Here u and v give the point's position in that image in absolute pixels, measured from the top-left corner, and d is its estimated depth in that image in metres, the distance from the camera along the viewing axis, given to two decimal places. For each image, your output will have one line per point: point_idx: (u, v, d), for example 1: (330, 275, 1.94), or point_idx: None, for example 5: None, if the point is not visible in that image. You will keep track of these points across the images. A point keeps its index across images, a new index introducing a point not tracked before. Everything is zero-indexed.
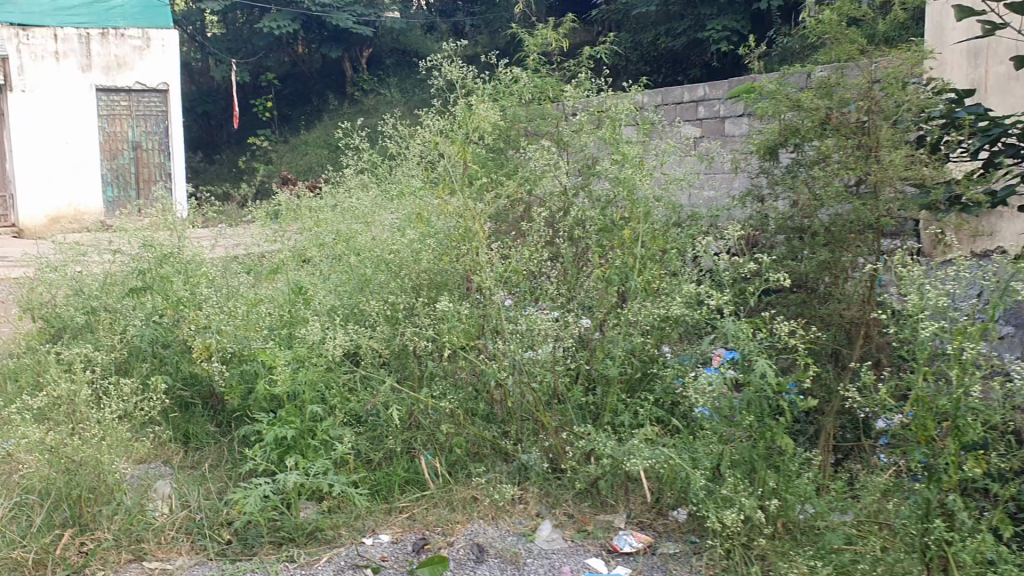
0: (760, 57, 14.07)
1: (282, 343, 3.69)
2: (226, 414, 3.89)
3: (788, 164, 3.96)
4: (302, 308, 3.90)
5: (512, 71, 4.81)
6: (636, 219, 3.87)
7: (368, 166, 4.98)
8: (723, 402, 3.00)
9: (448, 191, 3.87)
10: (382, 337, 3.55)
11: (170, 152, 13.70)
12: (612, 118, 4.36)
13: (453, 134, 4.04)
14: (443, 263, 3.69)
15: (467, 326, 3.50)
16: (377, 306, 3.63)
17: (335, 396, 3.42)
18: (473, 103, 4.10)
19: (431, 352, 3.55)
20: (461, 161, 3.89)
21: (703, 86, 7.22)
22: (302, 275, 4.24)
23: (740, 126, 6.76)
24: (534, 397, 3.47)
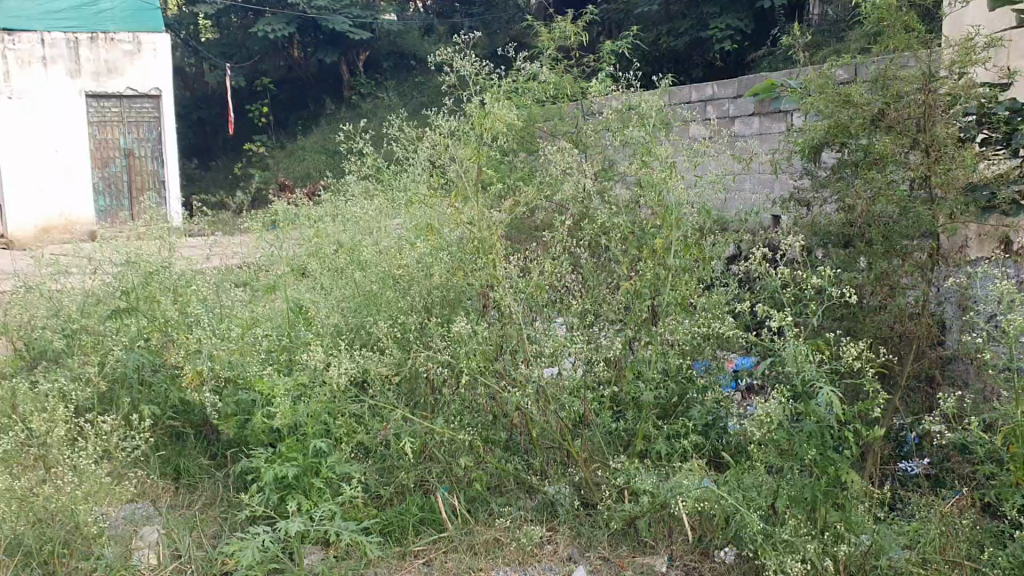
0: (764, 56, 13.74)
1: (281, 368, 3.36)
2: (222, 445, 3.56)
3: (833, 165, 3.63)
4: (303, 329, 3.57)
5: (526, 68, 4.48)
6: (667, 227, 3.55)
7: (373, 172, 4.65)
8: (779, 434, 2.65)
9: (461, 198, 3.53)
10: (392, 361, 3.21)
11: (164, 159, 13.33)
12: (637, 118, 4.03)
13: (465, 136, 3.71)
14: (458, 279, 3.36)
15: (486, 349, 3.17)
16: (386, 327, 3.29)
17: (341, 429, 3.08)
18: (486, 102, 3.76)
19: (446, 378, 3.21)
20: (475, 165, 3.56)
21: (711, 85, 6.93)
22: (302, 291, 3.91)
23: (753, 128, 6.47)
24: (562, 426, 3.13)
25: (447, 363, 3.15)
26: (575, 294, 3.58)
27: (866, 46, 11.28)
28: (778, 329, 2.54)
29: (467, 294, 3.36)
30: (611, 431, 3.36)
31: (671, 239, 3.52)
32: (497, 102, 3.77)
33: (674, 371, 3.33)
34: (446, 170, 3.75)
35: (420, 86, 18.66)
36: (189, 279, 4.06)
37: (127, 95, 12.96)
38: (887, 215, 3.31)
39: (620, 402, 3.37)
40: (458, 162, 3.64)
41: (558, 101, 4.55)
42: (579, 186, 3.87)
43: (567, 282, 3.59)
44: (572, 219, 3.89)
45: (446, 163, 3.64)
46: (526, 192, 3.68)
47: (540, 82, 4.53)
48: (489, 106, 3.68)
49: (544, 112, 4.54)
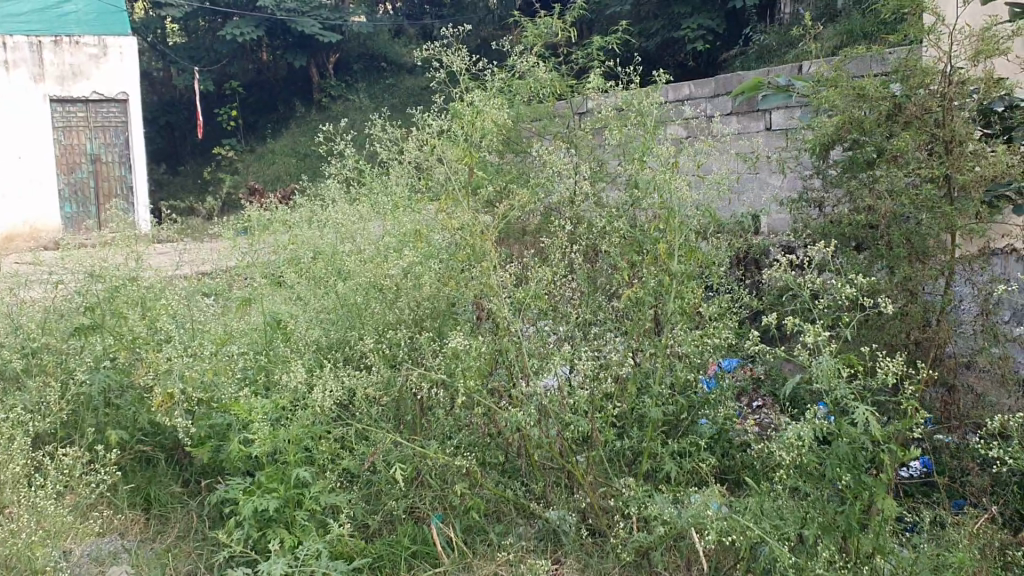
0: (740, 56, 13.57)
1: (259, 389, 3.12)
2: (196, 471, 3.32)
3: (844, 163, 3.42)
4: (282, 345, 3.33)
5: (514, 65, 4.24)
6: (671, 231, 3.32)
7: (353, 175, 4.41)
8: (807, 457, 2.44)
9: (450, 202, 3.30)
10: (381, 380, 2.98)
11: (132, 165, 12.98)
12: (634, 115, 3.81)
13: (453, 136, 3.47)
14: (449, 289, 3.12)
15: (481, 365, 2.94)
16: (372, 342, 3.05)
17: (325, 455, 2.84)
18: (475, 99, 3.53)
19: (439, 398, 2.98)
20: (464, 166, 3.32)
21: (690, 85, 6.78)
22: (280, 302, 3.67)
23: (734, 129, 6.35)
24: (565, 449, 2.91)
25: (441, 381, 2.91)
26: (573, 303, 3.36)
27: (841, 46, 11.16)
28: (809, 344, 2.32)
29: (461, 305, 3.13)
30: (615, 450, 3.14)
31: (676, 243, 3.30)
32: (487, 98, 3.53)
33: (683, 387, 3.11)
34: (434, 172, 3.51)
35: (392, 89, 18.38)
36: (159, 290, 3.81)
37: (92, 100, 12.63)
38: (907, 216, 3.10)
39: (625, 420, 3.15)
40: (447, 164, 3.41)
41: (548, 99, 4.32)
42: (575, 187, 3.64)
43: (565, 290, 3.36)
44: (567, 223, 3.67)
45: (434, 165, 3.40)
46: (520, 194, 3.45)
47: (528, 78, 4.29)
48: (478, 103, 3.44)
49: (533, 110, 4.30)
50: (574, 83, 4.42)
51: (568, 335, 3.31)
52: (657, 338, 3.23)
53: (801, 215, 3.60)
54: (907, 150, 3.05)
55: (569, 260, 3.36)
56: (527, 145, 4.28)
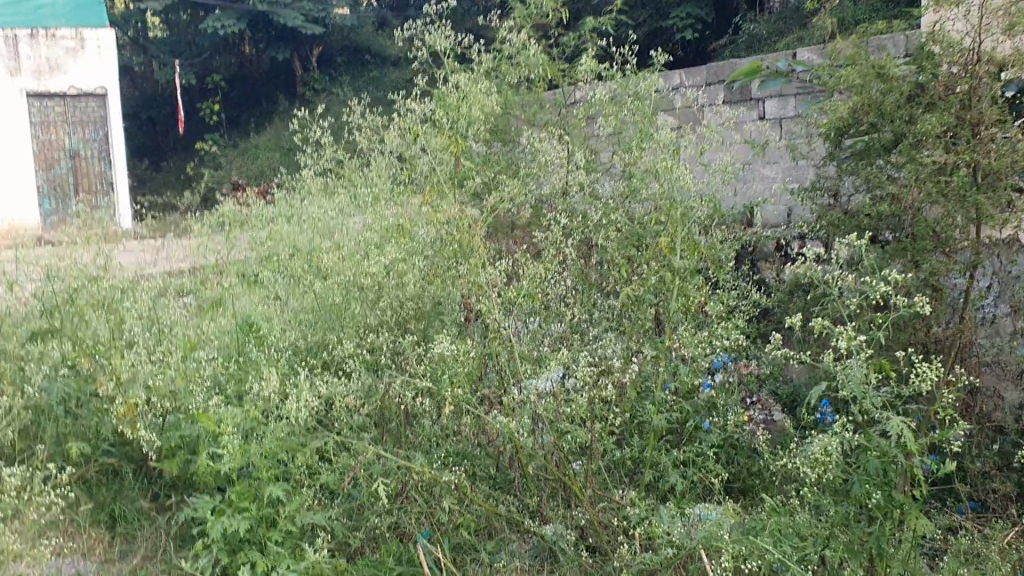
0: (728, 45, 13.36)
1: (231, 398, 2.88)
2: (164, 485, 3.08)
3: (857, 149, 3.20)
4: (256, 349, 3.09)
5: (501, 49, 4.01)
6: (673, 223, 3.10)
7: (333, 166, 4.17)
8: (833, 472, 2.22)
9: (436, 194, 3.07)
10: (362, 387, 2.74)
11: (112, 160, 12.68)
12: (632, 100, 3.59)
13: (439, 122, 3.23)
14: (435, 288, 2.89)
15: (471, 370, 2.71)
16: (353, 347, 2.82)
17: (303, 471, 2.61)
18: (462, 84, 3.29)
19: (426, 406, 2.75)
20: (451, 155, 3.09)
21: (680, 73, 6.56)
22: (254, 302, 3.43)
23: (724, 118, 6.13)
24: (563, 461, 2.69)
25: (429, 387, 2.69)
26: (569, 302, 3.13)
27: (831, 33, 10.96)
28: (837, 344, 2.11)
29: (449, 304, 2.90)
30: (616, 460, 2.91)
31: (679, 236, 3.08)
32: (475, 82, 3.30)
33: (689, 390, 2.90)
34: (419, 162, 3.29)
35: (376, 82, 18.13)
36: (125, 289, 3.57)
37: (71, 94, 12.33)
38: (928, 204, 2.89)
39: (627, 425, 2.93)
40: (432, 152, 3.18)
41: (538, 85, 4.10)
42: (569, 177, 3.42)
43: (561, 287, 3.14)
44: (560, 215, 3.45)
45: (419, 154, 3.17)
46: (511, 184, 3.23)
47: (517, 64, 4.07)
48: (466, 87, 3.21)
49: (522, 97, 4.08)
50: (565, 68, 4.18)
51: (564, 334, 3.09)
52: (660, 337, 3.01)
53: (810, 205, 3.39)
54: (928, 135, 2.84)
55: (565, 255, 3.14)
56: (516, 134, 4.05)
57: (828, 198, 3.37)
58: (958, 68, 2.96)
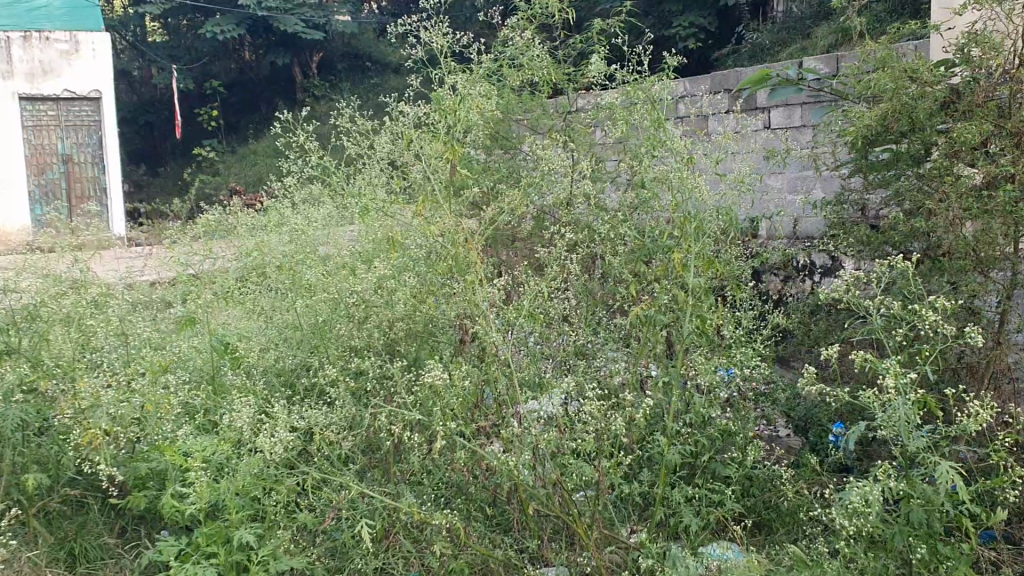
0: (733, 55, 13.13)
1: (202, 426, 2.63)
2: (131, 520, 2.83)
3: (887, 160, 2.95)
4: (233, 372, 2.84)
5: (502, 51, 3.77)
6: (687, 238, 2.86)
7: (325, 173, 3.93)
8: (870, 520, 1.97)
9: (430, 205, 2.82)
10: (346, 418, 2.49)
11: (105, 165, 12.44)
12: (642, 104, 3.35)
13: (434, 127, 2.99)
14: (427, 308, 2.64)
15: (466, 400, 2.46)
16: (337, 372, 2.57)
17: (279, 511, 2.36)
18: (461, 86, 3.05)
19: (417, 439, 2.50)
20: (446, 163, 2.84)
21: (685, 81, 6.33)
22: (233, 320, 3.17)
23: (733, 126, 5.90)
24: (566, 500, 2.43)
25: (420, 418, 2.44)
26: (572, 323, 2.89)
27: (837, 44, 10.73)
28: (880, 379, 1.87)
29: (443, 325, 2.66)
30: (623, 497, 2.66)
31: (694, 251, 2.84)
32: (473, 84, 3.06)
33: (706, 421, 2.65)
34: (412, 169, 3.04)
35: (375, 88, 17.90)
36: (97, 304, 3.32)
37: (64, 97, 12.09)
38: (967, 219, 2.65)
39: (637, 457, 2.69)
40: (426, 159, 2.94)
41: (542, 89, 3.85)
42: (575, 187, 3.18)
43: (564, 308, 2.90)
44: (565, 229, 3.20)
45: (412, 160, 2.93)
46: (512, 194, 2.98)
47: (520, 67, 3.83)
48: (462, 88, 2.97)
49: (526, 101, 3.84)
50: (570, 71, 3.94)
51: (569, 358, 2.84)
52: (673, 362, 2.77)
53: (833, 219, 3.15)
54: (967, 144, 2.60)
55: (571, 272, 2.89)
56: (519, 140, 3.81)
57: (853, 212, 3.13)
58: (1000, 71, 2.72)
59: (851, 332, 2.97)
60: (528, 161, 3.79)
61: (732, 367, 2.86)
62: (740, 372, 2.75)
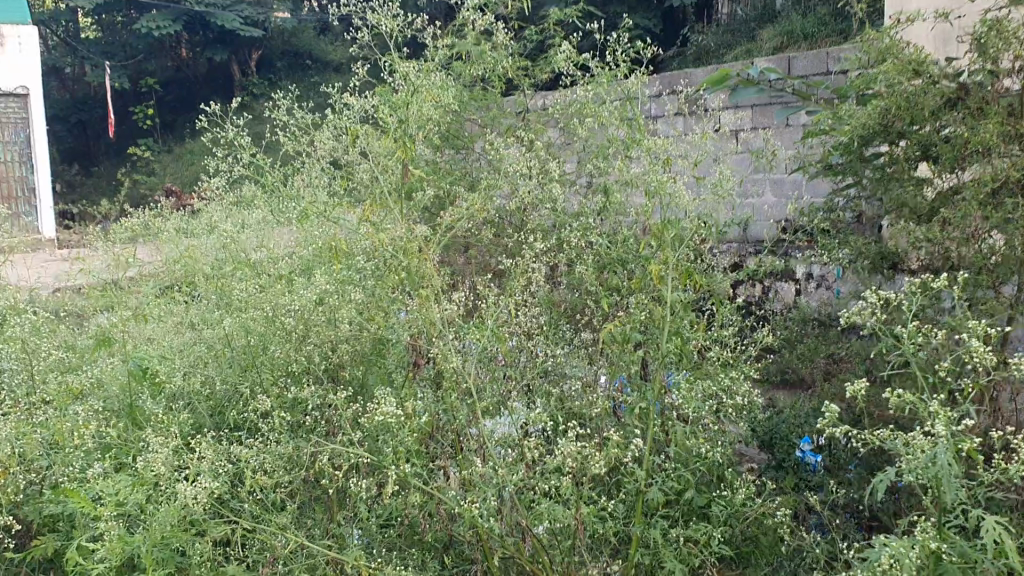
0: (678, 56, 12.92)
1: (115, 464, 2.28)
2: (33, 570, 2.46)
3: (883, 161, 2.70)
4: (152, 400, 2.50)
5: (454, 43, 3.47)
6: (665, 246, 2.58)
7: (258, 173, 3.60)
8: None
9: (379, 208, 2.51)
10: (285, 457, 2.17)
11: (34, 164, 11.89)
12: (610, 100, 3.06)
13: (383, 122, 2.67)
14: (376, 327, 2.33)
15: (421, 435, 2.15)
16: (273, 403, 2.25)
17: (205, 566, 2.03)
18: (413, 76, 2.73)
19: (365, 480, 2.18)
20: (398, 162, 2.53)
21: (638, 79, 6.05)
22: (154, 337, 2.82)
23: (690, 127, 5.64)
24: (537, 547, 2.14)
25: (369, 456, 2.12)
26: (537, 341, 2.59)
27: (782, 46, 10.55)
28: (913, 418, 1.60)
29: (394, 344, 2.35)
30: (597, 539, 2.37)
31: (675, 261, 2.56)
32: (427, 72, 2.75)
33: (692, 453, 2.37)
34: (358, 169, 2.72)
35: (314, 88, 17.49)
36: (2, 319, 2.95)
37: None
38: (980, 229, 2.40)
39: (612, 494, 2.40)
40: (374, 157, 2.62)
41: (495, 84, 3.56)
42: (538, 189, 2.88)
43: (529, 326, 2.59)
44: (526, 236, 2.90)
45: (357, 158, 2.61)
46: (471, 197, 2.68)
47: (473, 60, 3.53)
48: (414, 77, 2.65)
49: (480, 97, 3.54)
50: (526, 66, 3.65)
51: (535, 379, 2.54)
52: (652, 385, 2.48)
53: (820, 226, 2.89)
54: (979, 144, 2.35)
55: (538, 284, 2.59)
56: (473, 140, 3.51)
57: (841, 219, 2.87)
58: (1015, 64, 2.47)
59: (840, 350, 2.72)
60: (482, 162, 3.49)
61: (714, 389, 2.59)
62: (728, 398, 2.47)
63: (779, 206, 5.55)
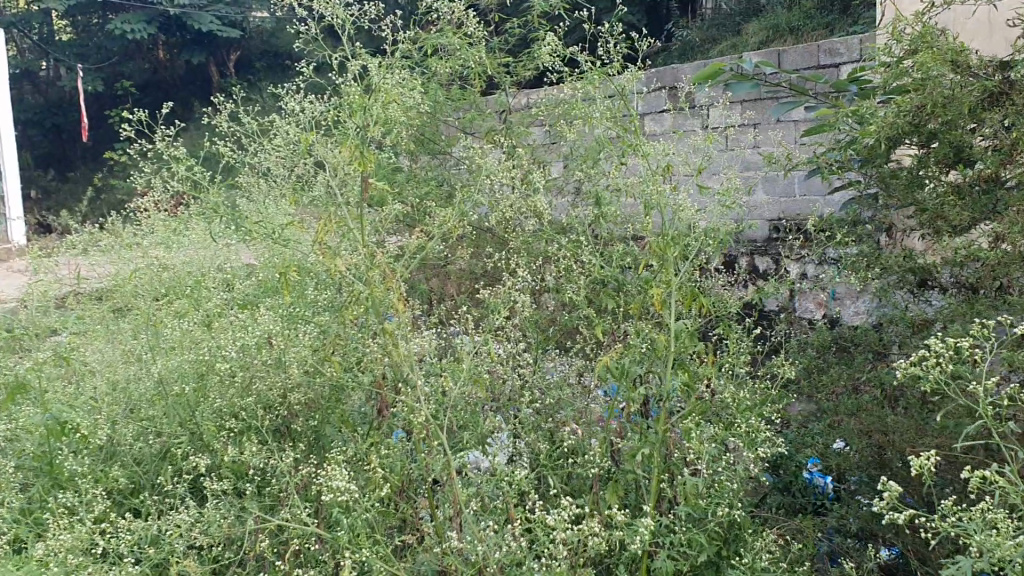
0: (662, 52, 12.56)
1: (30, 540, 1.95)
2: None
3: (911, 167, 2.38)
4: (78, 459, 2.16)
5: (425, 39, 3.13)
6: (666, 266, 2.25)
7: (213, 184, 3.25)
8: None
9: (337, 229, 2.17)
10: (225, 533, 1.84)
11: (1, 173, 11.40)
12: (599, 99, 2.73)
13: (342, 127, 2.33)
14: (332, 371, 2.00)
15: (384, 502, 1.82)
16: (210, 467, 1.91)
17: None
18: (376, 75, 2.39)
19: (320, 556, 1.85)
20: (358, 174, 2.19)
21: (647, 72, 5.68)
22: (88, 379, 2.48)
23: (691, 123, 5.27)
24: None
25: (324, 531, 1.80)
26: (520, 378, 2.26)
27: (767, 40, 10.19)
28: (995, 498, 1.28)
29: (353, 386, 2.01)
30: None
31: (677, 283, 2.23)
32: (390, 70, 2.40)
33: (701, 510, 2.05)
34: (314, 182, 2.39)
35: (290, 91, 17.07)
36: None
37: None
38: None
39: (611, 559, 2.07)
40: (331, 168, 2.29)
41: (474, 83, 3.22)
42: (521, 200, 2.54)
43: (512, 360, 2.26)
44: (508, 253, 2.57)
45: (311, 170, 2.27)
46: (444, 212, 2.34)
47: (448, 55, 3.18)
48: (375, 75, 2.31)
49: (456, 97, 3.19)
50: (509, 61, 3.31)
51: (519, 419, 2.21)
52: (654, 428, 2.15)
53: (838, 238, 2.56)
54: None
55: (522, 311, 2.26)
56: (449, 144, 3.17)
57: (863, 229, 2.55)
58: None
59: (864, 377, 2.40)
60: (460, 168, 3.17)
61: (725, 428, 2.26)
62: (743, 442, 2.15)
63: (770, 207, 5.11)
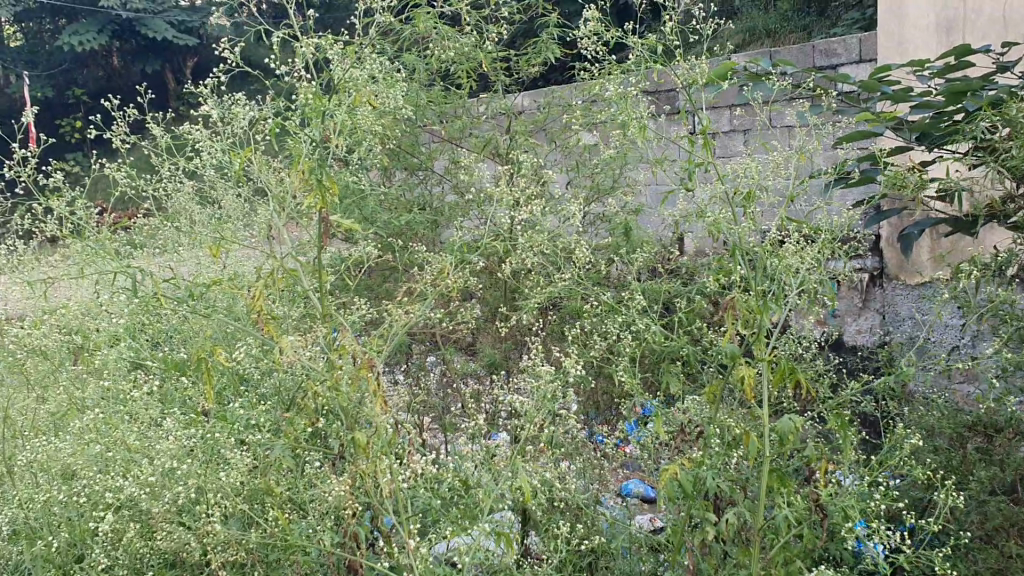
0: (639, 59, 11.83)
1: None
2: None
3: None
4: None
5: (406, 25, 2.41)
6: (761, 338, 1.57)
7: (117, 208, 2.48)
8: None
9: (280, 292, 1.46)
10: None
11: None
12: (640, 101, 2.03)
13: (291, 144, 1.62)
14: (280, 520, 1.30)
15: None
16: None
17: None
18: (344, 71, 1.68)
19: None
20: (317, 213, 1.49)
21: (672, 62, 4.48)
22: None
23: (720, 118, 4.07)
24: None
25: None
26: (550, 496, 1.57)
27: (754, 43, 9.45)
28: None
29: (307, 529, 1.36)
30: None
31: (777, 362, 1.55)
32: (362, 59, 1.69)
33: None
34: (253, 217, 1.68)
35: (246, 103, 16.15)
36: None
37: None
38: None
39: None
40: (277, 199, 1.59)
41: (464, 83, 2.50)
42: (542, 234, 1.83)
43: (539, 474, 1.56)
44: (521, 309, 1.87)
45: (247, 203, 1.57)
46: (437, 262, 1.63)
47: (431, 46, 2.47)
48: (339, 68, 1.61)
49: (440, 99, 2.46)
50: (509, 56, 2.59)
51: (550, 551, 1.57)
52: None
53: (956, 285, 1.93)
54: None
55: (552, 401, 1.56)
56: (434, 158, 2.44)
57: (990, 274, 1.92)
58: None
59: (1011, 477, 1.78)
60: (446, 190, 2.45)
61: (838, 558, 1.61)
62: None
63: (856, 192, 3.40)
